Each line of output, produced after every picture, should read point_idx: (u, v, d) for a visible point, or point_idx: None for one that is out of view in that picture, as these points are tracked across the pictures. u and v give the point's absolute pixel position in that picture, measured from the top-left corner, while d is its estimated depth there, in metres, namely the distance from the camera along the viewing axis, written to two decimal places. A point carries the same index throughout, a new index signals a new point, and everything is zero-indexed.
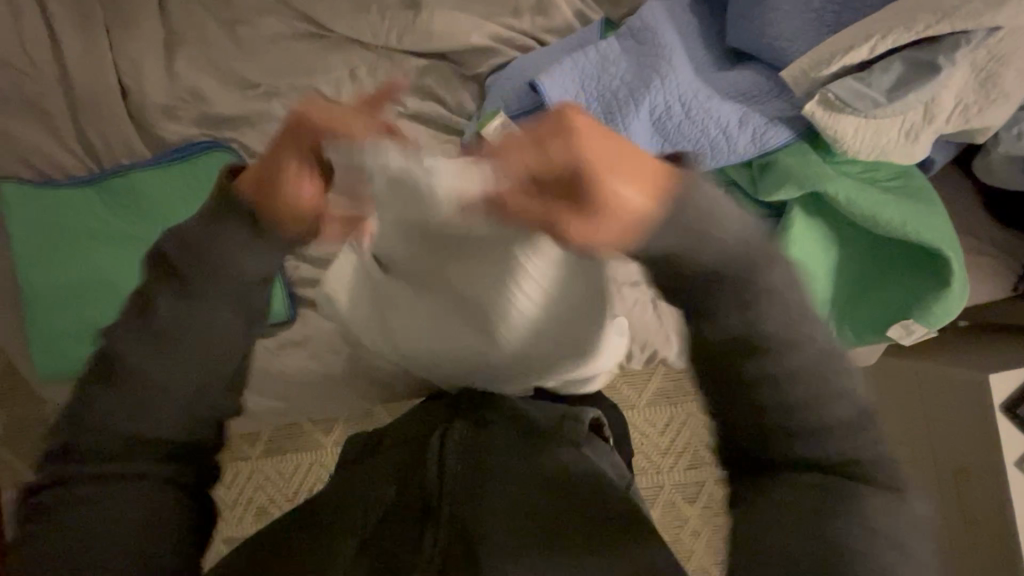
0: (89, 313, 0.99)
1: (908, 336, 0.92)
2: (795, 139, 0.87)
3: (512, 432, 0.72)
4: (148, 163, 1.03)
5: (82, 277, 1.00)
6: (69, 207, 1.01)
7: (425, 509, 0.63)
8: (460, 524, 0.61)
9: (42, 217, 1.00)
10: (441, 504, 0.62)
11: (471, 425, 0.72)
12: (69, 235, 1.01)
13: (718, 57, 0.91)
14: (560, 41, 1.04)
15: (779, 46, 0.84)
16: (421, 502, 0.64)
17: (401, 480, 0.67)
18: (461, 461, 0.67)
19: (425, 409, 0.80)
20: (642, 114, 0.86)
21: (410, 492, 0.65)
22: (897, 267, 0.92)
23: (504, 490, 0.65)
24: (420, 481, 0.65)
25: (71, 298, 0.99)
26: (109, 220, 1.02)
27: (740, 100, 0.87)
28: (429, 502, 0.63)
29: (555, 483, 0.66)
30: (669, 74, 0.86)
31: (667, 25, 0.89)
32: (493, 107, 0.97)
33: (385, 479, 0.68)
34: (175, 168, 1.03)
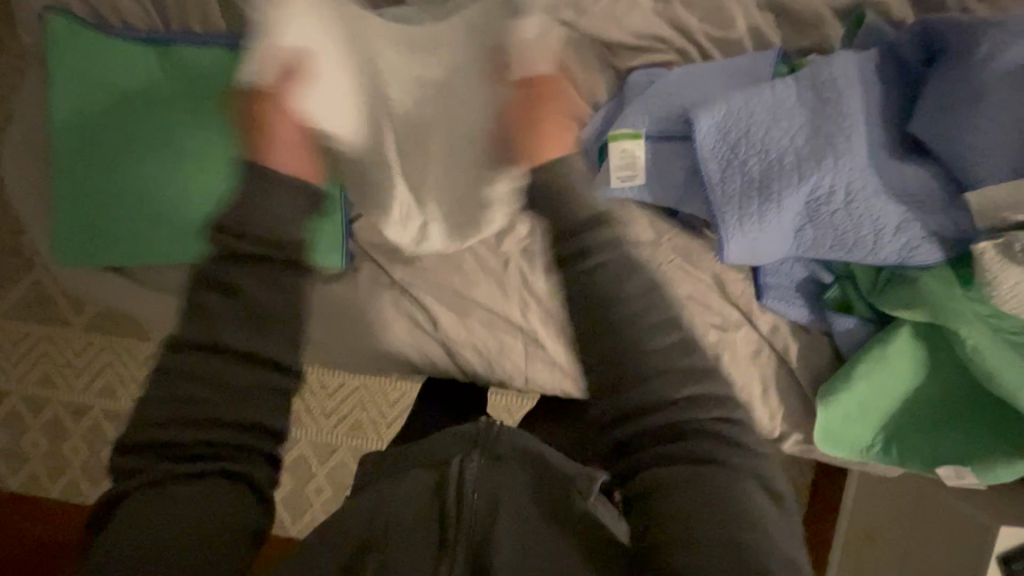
0: (110, 198, 0.88)
1: (955, 479, 0.88)
2: (943, 261, 0.79)
3: (530, 481, 0.71)
4: (183, 38, 0.88)
5: (111, 156, 0.87)
6: (108, 64, 0.87)
7: (441, 533, 0.66)
8: (472, 547, 0.65)
9: (81, 71, 0.87)
10: (454, 531, 0.66)
11: (488, 459, 0.72)
12: (93, 89, 0.87)
13: (893, 142, 0.82)
14: (726, 61, 0.88)
15: (968, 159, 0.76)
16: (438, 529, 0.67)
17: (419, 500, 0.70)
18: (478, 487, 0.69)
19: (443, 441, 0.76)
20: (801, 191, 0.79)
21: (428, 518, 0.68)
22: (977, 419, 0.87)
23: (512, 526, 0.67)
24: (435, 510, 0.68)
25: (93, 175, 0.87)
26: (133, 91, 0.87)
27: (904, 202, 0.79)
28: (445, 533, 0.66)
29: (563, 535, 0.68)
30: (844, 158, 0.78)
31: (856, 89, 0.80)
32: (632, 123, 0.86)
33: (407, 496, 0.70)
34: (208, 54, 0.88)
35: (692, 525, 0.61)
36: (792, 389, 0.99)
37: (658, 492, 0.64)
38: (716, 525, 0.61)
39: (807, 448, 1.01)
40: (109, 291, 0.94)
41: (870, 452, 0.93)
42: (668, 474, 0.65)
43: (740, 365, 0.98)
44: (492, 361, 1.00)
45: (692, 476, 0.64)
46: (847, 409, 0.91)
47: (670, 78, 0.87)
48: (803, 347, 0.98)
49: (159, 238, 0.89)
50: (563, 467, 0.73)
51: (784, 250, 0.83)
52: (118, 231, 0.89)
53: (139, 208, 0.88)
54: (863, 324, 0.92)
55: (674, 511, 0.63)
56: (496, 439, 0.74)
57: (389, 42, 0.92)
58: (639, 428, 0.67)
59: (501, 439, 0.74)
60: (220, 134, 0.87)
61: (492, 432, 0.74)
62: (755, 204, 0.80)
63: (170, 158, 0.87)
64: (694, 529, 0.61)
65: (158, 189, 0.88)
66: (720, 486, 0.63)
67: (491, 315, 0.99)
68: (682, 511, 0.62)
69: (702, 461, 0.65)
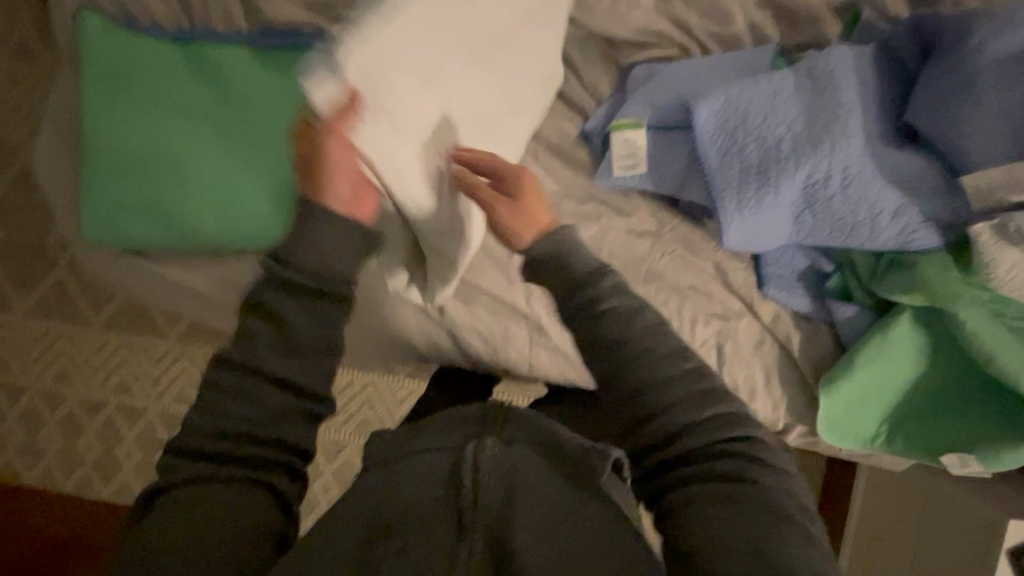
0: (134, 185, 0.92)
1: (959, 466, 0.88)
2: (941, 246, 0.80)
3: (548, 464, 0.64)
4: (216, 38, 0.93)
5: (137, 145, 0.91)
6: (140, 59, 0.92)
7: (459, 515, 0.57)
8: (491, 531, 0.56)
9: (112, 65, 0.91)
10: (472, 511, 0.57)
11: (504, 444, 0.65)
12: (123, 82, 0.92)
13: (888, 131, 0.84)
14: (725, 55, 0.91)
15: (962, 145, 0.78)
16: (454, 512, 0.58)
17: (431, 489, 0.61)
18: (494, 471, 0.61)
19: (455, 426, 0.71)
20: (798, 177, 0.81)
21: (445, 501, 0.59)
22: (980, 406, 0.88)
23: (534, 513, 0.58)
24: (450, 497, 0.60)
25: (118, 163, 0.91)
26: (163, 85, 0.92)
27: (901, 188, 0.80)
28: (464, 514, 0.57)
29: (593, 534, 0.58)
30: (839, 144, 0.80)
31: (850, 80, 0.83)
32: (633, 115, 0.89)
33: (417, 479, 0.62)
34: (238, 53, 0.93)
35: (732, 542, 0.51)
36: (794, 379, 0.99)
37: (691, 502, 0.55)
38: (752, 539, 0.51)
39: (811, 440, 1.01)
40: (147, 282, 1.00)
41: (875, 442, 0.93)
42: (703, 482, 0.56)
43: (743, 356, 0.98)
44: (497, 348, 1.02)
45: (721, 489, 0.55)
46: (850, 398, 0.92)
47: (671, 73, 0.90)
48: (805, 338, 0.98)
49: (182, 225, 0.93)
50: (570, 443, 0.66)
51: (782, 236, 0.84)
52: (141, 217, 0.93)
53: (161, 194, 0.92)
54: (864, 312, 0.93)
55: (706, 520, 0.54)
56: (511, 423, 0.70)
57: None
58: (664, 429, 0.59)
59: (512, 424, 0.69)
60: (248, 129, 0.92)
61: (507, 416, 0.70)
62: (753, 190, 0.82)
63: (195, 149, 0.92)
64: (725, 542, 0.52)
65: (181, 178, 0.92)
66: (758, 499, 0.55)
67: (497, 303, 1.02)
68: (718, 528, 0.53)
69: (737, 469, 0.56)
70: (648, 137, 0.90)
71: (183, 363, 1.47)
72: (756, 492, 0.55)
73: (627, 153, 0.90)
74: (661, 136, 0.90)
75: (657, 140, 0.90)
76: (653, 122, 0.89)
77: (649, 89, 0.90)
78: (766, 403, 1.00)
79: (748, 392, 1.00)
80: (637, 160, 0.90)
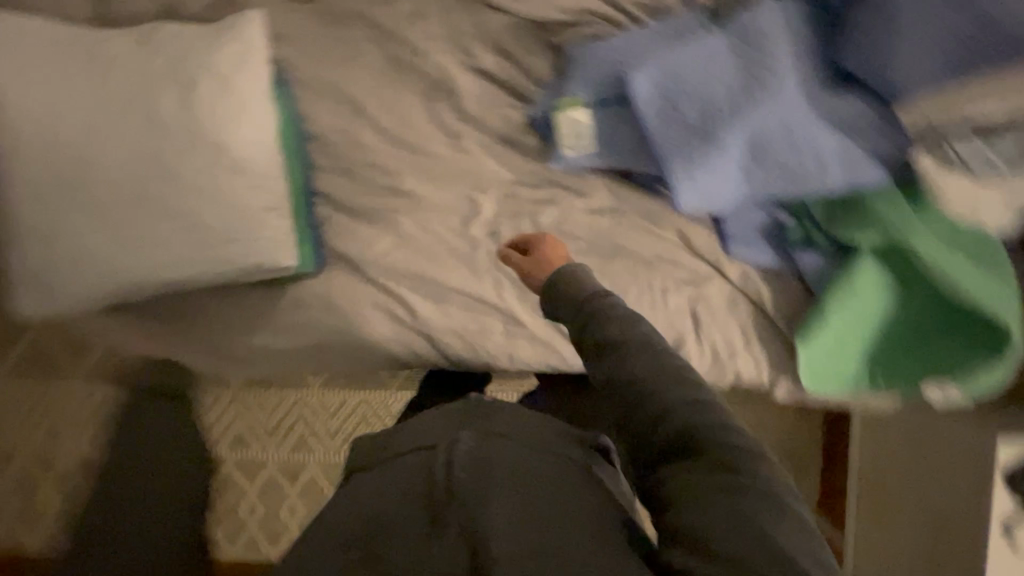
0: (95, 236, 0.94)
1: (942, 397, 0.89)
2: (888, 180, 0.82)
3: (525, 452, 0.64)
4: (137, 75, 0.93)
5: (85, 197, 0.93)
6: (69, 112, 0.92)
7: (429, 507, 0.57)
8: (466, 517, 0.54)
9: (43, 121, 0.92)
10: (443, 503, 0.56)
11: (482, 435, 0.66)
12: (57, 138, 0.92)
13: (824, 75, 0.84)
14: (656, 23, 0.91)
15: (897, 80, 0.77)
16: (426, 501, 0.58)
17: (409, 485, 0.61)
18: (465, 468, 0.61)
19: (434, 422, 0.73)
20: (739, 132, 0.82)
21: (417, 493, 0.59)
22: (954, 333, 0.88)
23: (509, 492, 0.57)
24: (426, 484, 0.60)
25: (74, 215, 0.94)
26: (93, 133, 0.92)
27: (841, 129, 0.81)
28: (435, 505, 0.57)
29: (571, 506, 0.57)
30: (774, 94, 0.81)
31: (779, 30, 0.83)
32: (572, 93, 0.91)
33: (393, 482, 0.62)
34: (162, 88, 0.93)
35: (721, 533, 0.47)
36: (771, 333, 1.01)
37: (683, 492, 0.51)
38: (743, 530, 0.47)
39: (797, 391, 1.03)
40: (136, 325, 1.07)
41: (858, 384, 0.94)
42: (695, 470, 0.52)
43: (716, 317, 1.00)
44: (477, 342, 1.02)
45: (710, 480, 0.51)
46: (826, 343, 0.93)
47: (604, 47, 0.91)
48: (775, 291, 0.99)
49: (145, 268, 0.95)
50: (547, 430, 0.71)
51: (735, 192, 0.85)
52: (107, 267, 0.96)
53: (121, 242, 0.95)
54: (826, 258, 0.93)
55: (696, 509, 0.50)
56: (488, 419, 0.71)
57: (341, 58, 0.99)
58: (655, 412, 0.55)
59: (491, 421, 0.70)
60: (190, 162, 0.93)
61: (480, 411, 0.73)
62: (697, 151, 0.83)
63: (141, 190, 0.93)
64: (715, 537, 0.48)
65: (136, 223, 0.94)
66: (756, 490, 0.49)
67: (470, 299, 1.02)
68: (706, 518, 0.49)
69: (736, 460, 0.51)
70: (591, 112, 0.92)
71: None
72: (745, 469, 0.51)
73: (573, 127, 0.92)
74: (602, 110, 0.92)
75: (600, 113, 0.92)
76: (592, 97, 0.91)
77: (584, 66, 0.91)
78: (746, 361, 1.02)
79: (728, 351, 1.02)
80: (583, 133, 0.92)
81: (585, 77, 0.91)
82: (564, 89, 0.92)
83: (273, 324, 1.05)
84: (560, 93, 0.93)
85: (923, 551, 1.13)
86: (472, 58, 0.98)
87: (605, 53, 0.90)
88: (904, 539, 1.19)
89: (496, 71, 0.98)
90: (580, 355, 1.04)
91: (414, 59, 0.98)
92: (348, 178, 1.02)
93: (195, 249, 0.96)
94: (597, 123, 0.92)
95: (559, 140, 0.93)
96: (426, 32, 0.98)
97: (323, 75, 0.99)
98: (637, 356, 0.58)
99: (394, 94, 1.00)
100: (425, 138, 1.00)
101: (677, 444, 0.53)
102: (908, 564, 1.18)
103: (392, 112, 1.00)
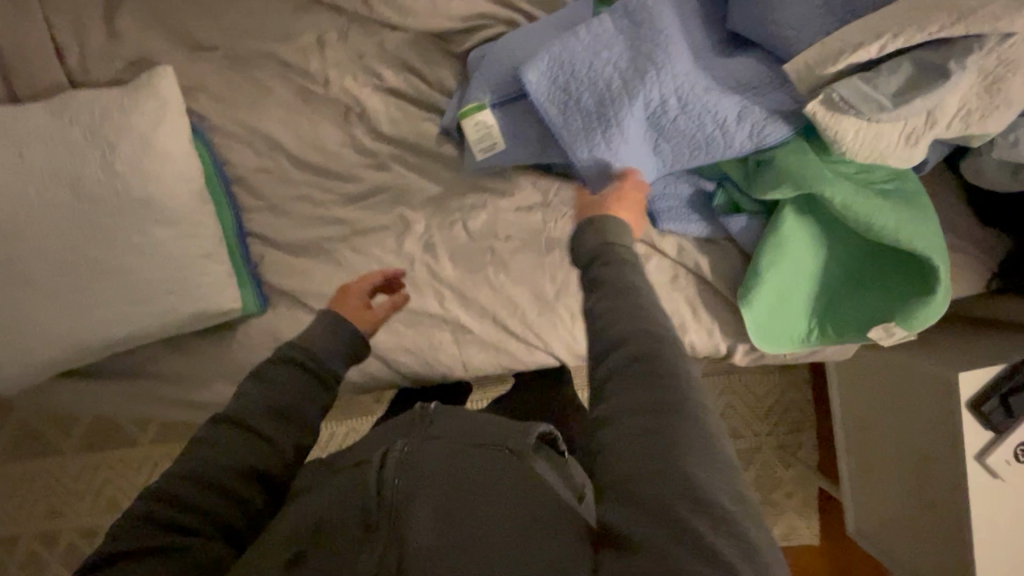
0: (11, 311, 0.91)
1: (889, 337, 0.89)
2: (794, 134, 0.83)
3: (466, 445, 0.64)
4: (34, 141, 0.91)
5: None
6: None
7: (364, 519, 0.57)
8: (394, 523, 0.56)
9: None
10: (381, 514, 0.57)
11: (421, 436, 0.66)
12: None
13: (715, 43, 0.87)
14: (550, 16, 0.93)
15: (784, 36, 0.79)
16: (360, 509, 0.58)
17: (343, 492, 0.61)
18: (403, 469, 0.61)
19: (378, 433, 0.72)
20: (637, 110, 0.83)
21: (349, 498, 0.60)
22: (887, 272, 0.88)
23: (442, 493, 0.58)
24: (359, 490, 0.60)
25: None
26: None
27: (738, 92, 0.83)
28: (370, 511, 0.58)
29: (515, 495, 0.58)
30: (666, 67, 0.82)
31: (664, 3, 0.84)
32: (476, 98, 0.91)
33: (326, 499, 0.61)
34: (63, 151, 0.91)
35: (667, 514, 0.49)
36: (719, 301, 1.00)
37: (630, 475, 0.52)
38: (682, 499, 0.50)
39: (756, 354, 1.02)
40: (75, 396, 1.03)
41: (811, 338, 0.95)
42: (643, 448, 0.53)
43: (662, 294, 1.00)
44: (429, 356, 1.02)
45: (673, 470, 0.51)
46: (769, 301, 0.93)
47: (499, 49, 0.92)
48: (714, 259, 0.99)
49: (74, 335, 0.93)
50: (494, 426, 0.68)
51: (648, 168, 0.86)
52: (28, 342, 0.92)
53: (41, 314, 0.91)
54: (755, 219, 0.94)
55: (645, 485, 0.51)
56: (433, 423, 0.69)
57: (252, 99, 1.01)
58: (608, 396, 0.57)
59: (438, 421, 0.70)
60: (103, 221, 0.91)
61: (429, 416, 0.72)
62: (600, 134, 0.84)
63: (55, 256, 0.91)
64: (657, 511, 0.50)
65: (55, 293, 0.91)
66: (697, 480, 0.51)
67: (415, 314, 1.02)
68: (653, 500, 0.50)
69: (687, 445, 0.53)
70: (500, 112, 0.92)
71: (149, 470, 1.43)
72: (683, 432, 0.53)
73: (482, 129, 0.91)
74: (512, 107, 0.92)
75: (505, 111, 0.91)
76: (498, 97, 0.91)
77: (485, 68, 0.91)
78: (700, 333, 1.01)
79: (679, 327, 1.01)
80: (494, 132, 0.91)
81: (489, 79, 0.91)
82: (473, 94, 0.92)
83: (217, 373, 1.03)
84: (467, 98, 0.93)
85: (913, 494, 1.13)
86: (379, 78, 1.00)
87: (505, 53, 0.90)
88: (894, 485, 1.18)
89: (405, 88, 1.00)
90: (533, 353, 1.03)
91: (324, 89, 1.00)
92: (277, 215, 1.02)
93: (131, 302, 0.93)
94: (508, 122, 0.92)
95: (474, 145, 0.92)
96: (331, 60, 0.99)
97: (237, 117, 1.01)
98: (627, 322, 0.61)
99: (308, 125, 1.01)
100: (347, 164, 1.01)
101: (634, 416, 0.54)
102: (903, 510, 1.17)
103: (310, 142, 1.01)
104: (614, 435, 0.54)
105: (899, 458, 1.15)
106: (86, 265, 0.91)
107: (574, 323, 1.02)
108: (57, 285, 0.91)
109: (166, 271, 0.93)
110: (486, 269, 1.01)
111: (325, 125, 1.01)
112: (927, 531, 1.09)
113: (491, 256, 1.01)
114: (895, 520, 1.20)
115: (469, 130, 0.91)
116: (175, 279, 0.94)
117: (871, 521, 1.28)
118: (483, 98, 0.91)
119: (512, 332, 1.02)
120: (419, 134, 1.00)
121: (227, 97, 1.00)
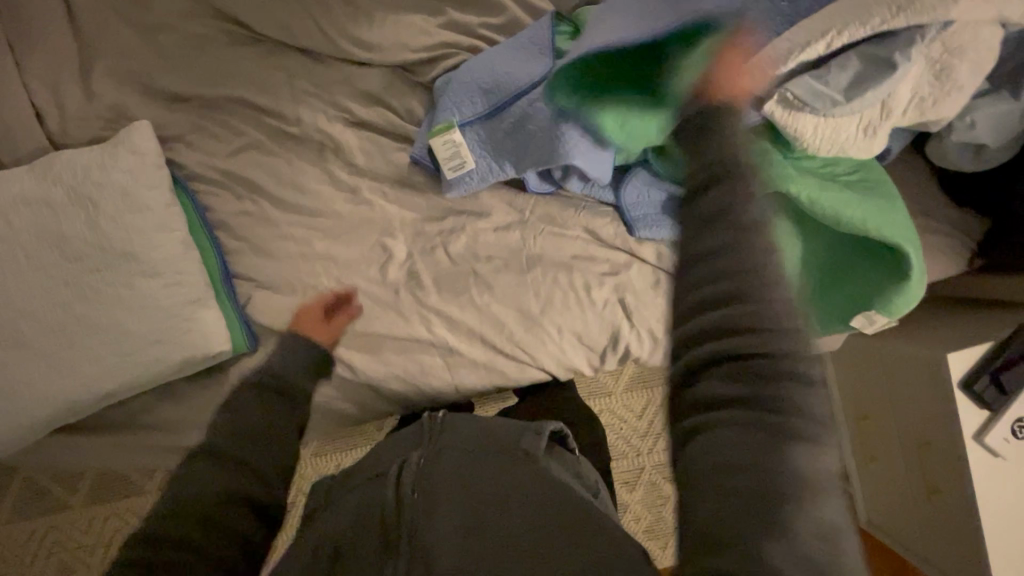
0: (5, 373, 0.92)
1: (871, 326, 0.90)
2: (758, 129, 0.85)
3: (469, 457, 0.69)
4: (19, 205, 0.93)
5: None
6: None
7: (384, 535, 0.62)
8: (408, 536, 0.61)
9: None
10: (399, 528, 0.62)
11: (429, 448, 0.71)
12: None
13: None
14: (511, 39, 0.97)
15: None
16: (381, 528, 0.63)
17: (362, 513, 0.65)
18: (417, 483, 0.66)
19: (386, 451, 0.75)
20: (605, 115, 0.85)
21: (369, 520, 0.64)
22: (861, 262, 0.89)
23: (445, 510, 0.62)
24: (379, 503, 0.65)
25: None
26: None
27: None
28: (388, 527, 0.62)
29: (518, 505, 0.63)
30: None
31: (619, 13, 0.88)
32: (445, 116, 0.97)
33: (347, 514, 0.66)
34: (48, 212, 0.93)
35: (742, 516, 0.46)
36: None
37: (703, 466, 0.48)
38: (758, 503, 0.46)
39: None
40: (74, 451, 1.04)
41: None
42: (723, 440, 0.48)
43: (646, 299, 1.01)
44: (420, 381, 1.03)
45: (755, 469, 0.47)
46: None
47: (463, 73, 0.97)
48: None
49: (68, 391, 0.94)
50: (507, 429, 0.74)
51: None
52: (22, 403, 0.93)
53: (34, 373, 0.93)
54: None
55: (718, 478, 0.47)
56: (442, 432, 0.73)
57: (228, 144, 1.03)
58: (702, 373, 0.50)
59: (445, 432, 0.73)
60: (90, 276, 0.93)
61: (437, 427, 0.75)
62: None
63: (44, 315, 0.92)
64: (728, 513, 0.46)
65: (47, 350, 0.93)
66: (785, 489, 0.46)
67: (404, 341, 1.03)
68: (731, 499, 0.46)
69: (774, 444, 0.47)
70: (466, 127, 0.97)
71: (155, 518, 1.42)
72: (770, 435, 0.47)
73: (451, 145, 0.96)
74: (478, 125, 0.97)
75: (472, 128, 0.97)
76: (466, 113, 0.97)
77: (452, 86, 0.98)
78: None
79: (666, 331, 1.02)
80: (462, 147, 0.96)
81: (457, 98, 0.97)
82: (443, 110, 0.98)
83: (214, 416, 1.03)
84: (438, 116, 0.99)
85: (918, 481, 1.12)
86: (350, 113, 1.02)
87: (468, 72, 0.97)
88: (899, 472, 1.18)
89: (375, 121, 1.02)
90: (524, 369, 1.04)
91: (297, 128, 1.03)
92: (260, 255, 1.04)
93: (122, 354, 0.94)
94: (477, 136, 0.97)
95: (443, 160, 0.98)
96: (303, 101, 1.03)
97: (216, 164, 1.03)
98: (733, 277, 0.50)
99: (285, 165, 1.03)
100: (325, 199, 1.03)
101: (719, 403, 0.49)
102: (910, 497, 1.16)
103: (288, 182, 1.03)
104: (702, 419, 0.49)
105: (901, 444, 1.14)
106: (76, 321, 0.93)
107: (563, 337, 1.02)
108: (48, 344, 0.93)
109: (153, 320, 0.95)
110: (470, 291, 1.02)
111: (301, 162, 1.03)
112: (936, 518, 1.08)
113: (475, 278, 1.02)
114: (903, 508, 1.19)
115: (439, 145, 0.97)
116: (163, 328, 0.95)
117: (881, 513, 1.26)
118: (451, 115, 0.97)
119: (501, 351, 1.02)
120: (393, 164, 1.03)
121: (204, 144, 1.03)
